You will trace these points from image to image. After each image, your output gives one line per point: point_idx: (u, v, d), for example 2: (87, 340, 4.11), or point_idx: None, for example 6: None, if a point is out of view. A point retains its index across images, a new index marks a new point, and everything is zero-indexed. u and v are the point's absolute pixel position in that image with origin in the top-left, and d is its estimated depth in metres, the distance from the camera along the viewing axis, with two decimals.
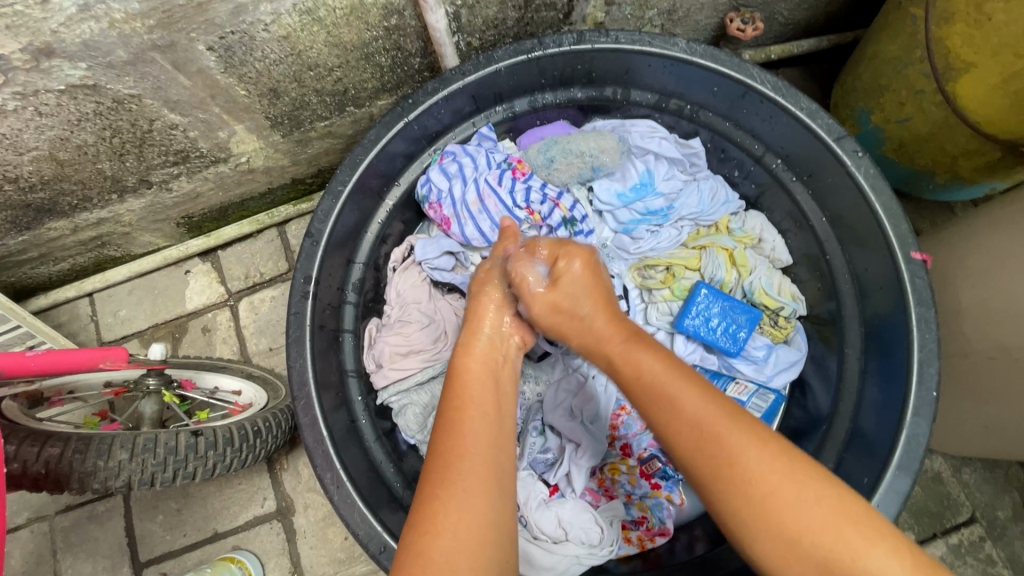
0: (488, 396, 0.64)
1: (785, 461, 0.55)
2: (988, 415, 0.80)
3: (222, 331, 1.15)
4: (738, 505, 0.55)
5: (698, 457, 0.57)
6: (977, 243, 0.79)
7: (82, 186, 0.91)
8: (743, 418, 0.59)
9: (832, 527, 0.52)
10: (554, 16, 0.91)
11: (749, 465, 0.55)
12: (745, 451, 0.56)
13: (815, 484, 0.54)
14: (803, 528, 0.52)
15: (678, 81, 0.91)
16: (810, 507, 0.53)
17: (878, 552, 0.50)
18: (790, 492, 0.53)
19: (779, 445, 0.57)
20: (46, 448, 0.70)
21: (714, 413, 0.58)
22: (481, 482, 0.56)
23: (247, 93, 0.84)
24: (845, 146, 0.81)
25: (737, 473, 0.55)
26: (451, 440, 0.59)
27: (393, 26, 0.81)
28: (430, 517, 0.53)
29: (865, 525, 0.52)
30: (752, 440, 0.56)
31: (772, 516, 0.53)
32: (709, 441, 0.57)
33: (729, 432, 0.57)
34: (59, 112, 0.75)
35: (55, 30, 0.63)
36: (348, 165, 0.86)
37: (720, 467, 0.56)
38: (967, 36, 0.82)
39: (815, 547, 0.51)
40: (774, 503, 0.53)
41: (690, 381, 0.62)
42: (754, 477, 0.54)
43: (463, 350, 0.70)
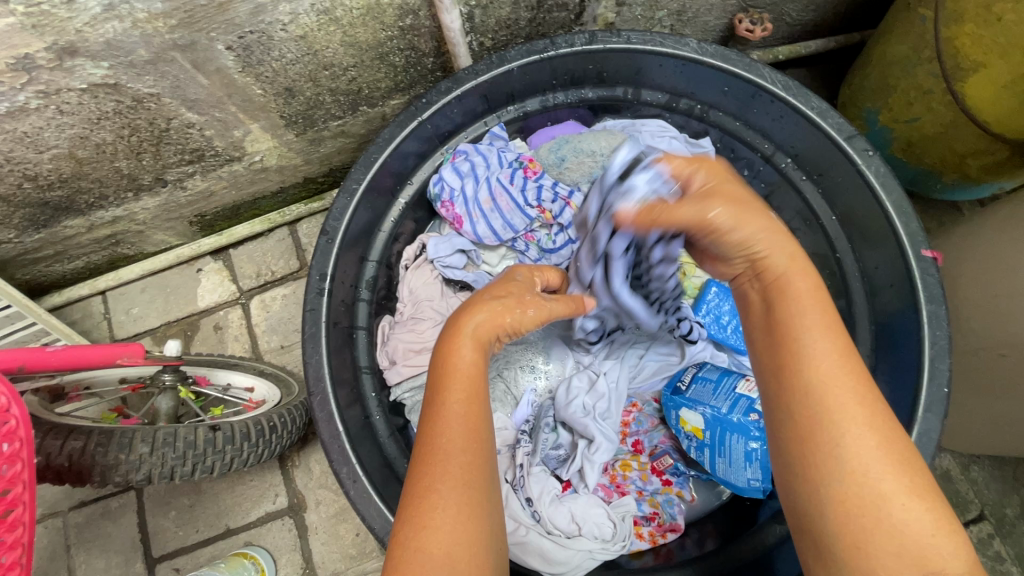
0: (477, 377, 0.58)
1: (895, 446, 0.51)
2: (998, 412, 0.81)
3: (234, 329, 1.16)
4: (836, 485, 0.50)
5: (811, 421, 0.52)
6: (987, 241, 0.80)
7: (99, 184, 0.92)
8: (870, 393, 0.53)
9: (920, 518, 0.48)
10: (566, 16, 0.92)
11: (863, 445, 0.50)
12: (854, 432, 0.50)
13: (913, 475, 0.50)
14: (896, 515, 0.48)
15: (689, 81, 0.92)
16: (904, 497, 0.48)
17: (951, 550, 0.47)
18: (889, 480, 0.49)
19: (892, 431, 0.51)
20: (69, 442, 0.71)
21: (842, 378, 0.52)
22: (472, 474, 0.51)
23: (263, 92, 0.85)
24: (855, 145, 0.82)
25: (854, 447, 0.50)
26: (439, 422, 0.54)
27: (408, 26, 0.82)
28: (424, 513, 0.49)
29: (946, 524, 0.48)
30: (865, 420, 0.51)
31: (871, 498, 0.48)
32: (823, 408, 0.52)
33: (849, 406, 0.51)
34: (79, 110, 0.76)
35: (80, 29, 0.64)
36: (363, 163, 0.87)
37: (833, 435, 0.50)
38: (977, 36, 0.83)
39: (901, 538, 0.47)
40: (877, 486, 0.49)
41: (827, 337, 0.55)
42: (864, 457, 0.49)
43: (454, 333, 0.61)
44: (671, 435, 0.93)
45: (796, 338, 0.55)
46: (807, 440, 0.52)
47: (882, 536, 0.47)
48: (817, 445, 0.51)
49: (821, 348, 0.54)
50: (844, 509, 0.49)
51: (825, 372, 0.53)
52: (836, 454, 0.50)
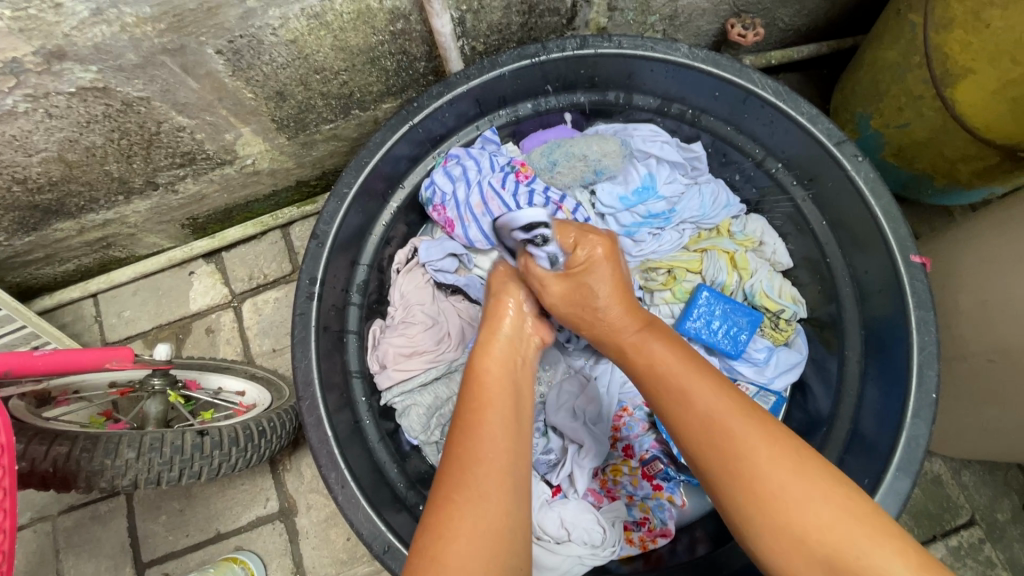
0: (504, 393, 0.62)
1: (809, 471, 0.55)
2: (986, 417, 0.81)
3: (226, 332, 1.15)
4: (760, 525, 0.55)
5: (722, 470, 0.57)
6: (975, 247, 0.80)
7: (89, 187, 0.92)
8: (771, 428, 0.58)
9: (851, 538, 0.52)
10: (557, 21, 0.92)
11: (768, 478, 0.55)
12: (766, 468, 0.55)
13: (835, 493, 0.54)
14: (817, 539, 0.52)
15: (680, 85, 0.92)
16: (824, 518, 0.53)
17: (892, 559, 0.50)
18: (809, 511, 0.53)
19: (805, 458, 0.56)
20: (55, 446, 0.70)
21: (740, 426, 0.58)
22: (501, 483, 0.54)
23: (254, 95, 0.85)
24: (845, 151, 0.82)
25: (757, 484, 0.55)
26: (471, 435, 0.57)
27: (399, 30, 0.82)
28: (444, 522, 0.51)
29: (884, 536, 0.51)
30: (770, 454, 0.56)
31: (788, 528, 0.53)
32: (730, 450, 0.57)
33: (753, 447, 0.57)
34: (68, 114, 0.76)
35: (68, 33, 0.64)
36: (354, 167, 0.87)
37: (741, 475, 0.56)
38: (966, 42, 0.83)
39: (833, 557, 0.51)
40: (791, 518, 0.53)
41: (722, 391, 0.61)
42: (771, 490, 0.54)
43: (482, 351, 0.67)
44: (662, 440, 0.92)
45: (693, 394, 0.61)
46: (719, 487, 0.58)
47: (811, 559, 0.52)
48: (730, 489, 0.57)
49: (717, 403, 0.60)
50: (775, 542, 0.54)
51: (721, 419, 0.59)
52: (746, 494, 0.56)
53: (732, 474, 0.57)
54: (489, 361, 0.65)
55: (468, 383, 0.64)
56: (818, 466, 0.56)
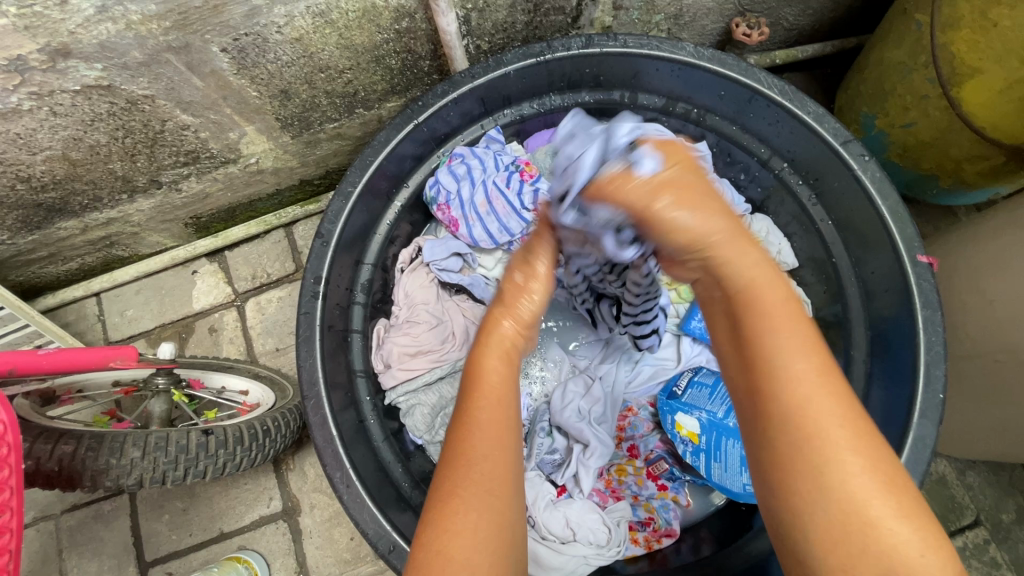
0: (505, 389, 0.56)
1: (885, 462, 0.43)
2: (993, 418, 0.81)
3: (229, 331, 1.15)
4: (821, 510, 0.43)
5: (780, 440, 0.45)
6: (983, 246, 0.80)
7: (93, 186, 0.91)
8: (854, 400, 0.45)
9: (916, 544, 0.41)
10: (562, 20, 0.92)
11: (842, 451, 0.43)
12: (840, 444, 0.43)
13: (907, 493, 0.43)
14: (881, 539, 0.41)
15: (685, 85, 0.92)
16: (894, 518, 0.42)
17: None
18: (874, 495, 0.42)
19: (881, 442, 0.45)
20: (60, 445, 0.70)
21: (823, 390, 0.45)
22: (500, 478, 0.51)
23: (258, 94, 0.84)
24: (852, 150, 0.82)
25: (829, 455, 0.43)
26: (468, 426, 0.53)
27: (404, 29, 0.81)
28: (446, 515, 0.49)
29: (945, 549, 0.42)
30: (852, 431, 0.43)
31: (855, 520, 0.42)
32: (801, 419, 0.44)
33: (826, 410, 0.44)
34: (73, 112, 0.76)
35: (73, 31, 0.64)
36: (358, 166, 0.86)
37: (809, 448, 0.43)
38: (973, 41, 0.83)
39: (893, 565, 0.41)
40: (860, 507, 0.42)
41: (801, 334, 0.47)
42: (846, 470, 0.42)
43: (482, 338, 0.61)
44: (667, 440, 0.93)
45: (767, 339, 0.47)
46: (774, 455, 0.45)
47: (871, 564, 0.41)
48: (796, 457, 0.44)
49: (796, 353, 0.46)
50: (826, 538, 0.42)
51: (802, 377, 0.45)
52: (818, 466, 0.43)
53: (792, 445, 0.44)
54: (488, 350, 0.59)
55: (466, 373, 0.58)
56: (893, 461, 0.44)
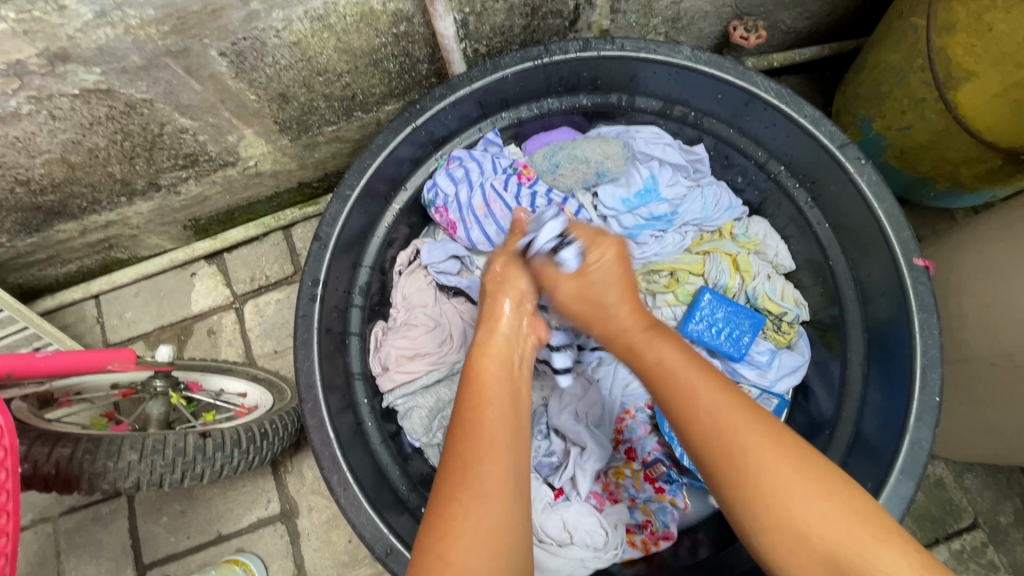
0: (506, 396, 0.61)
1: (809, 469, 0.55)
2: (989, 421, 0.81)
3: (228, 333, 1.15)
4: (764, 525, 0.54)
5: (725, 477, 0.56)
6: (978, 250, 0.80)
7: (92, 189, 0.92)
8: (768, 421, 0.58)
9: (850, 535, 0.51)
10: (560, 23, 0.92)
11: (774, 467, 0.54)
12: (770, 464, 0.55)
13: (837, 493, 0.53)
14: (819, 538, 0.51)
15: (682, 88, 0.92)
16: (832, 516, 0.52)
17: (891, 556, 0.50)
18: (808, 504, 0.53)
19: (803, 451, 0.56)
20: (57, 448, 0.70)
21: (741, 417, 0.57)
22: (501, 483, 0.54)
23: (257, 97, 0.85)
24: (848, 154, 0.82)
25: (767, 479, 0.54)
26: (472, 433, 0.57)
27: (402, 33, 0.82)
28: (449, 519, 0.51)
29: (881, 533, 0.51)
30: (775, 448, 0.55)
31: (791, 527, 0.53)
32: (730, 451, 0.56)
33: (750, 437, 0.56)
34: (72, 116, 0.76)
35: (72, 35, 0.64)
36: (356, 169, 0.87)
37: (746, 478, 0.55)
38: (969, 45, 0.83)
39: (835, 558, 0.51)
40: (794, 516, 0.53)
41: (714, 384, 0.60)
42: (784, 488, 0.53)
43: (481, 348, 0.66)
44: (664, 442, 0.93)
45: (690, 391, 0.60)
46: (727, 489, 0.56)
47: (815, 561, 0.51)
48: (741, 488, 0.55)
49: (717, 397, 0.59)
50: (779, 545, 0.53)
51: (724, 416, 0.58)
52: (758, 493, 0.54)
53: (736, 475, 0.56)
54: (487, 359, 0.65)
55: (466, 382, 0.63)
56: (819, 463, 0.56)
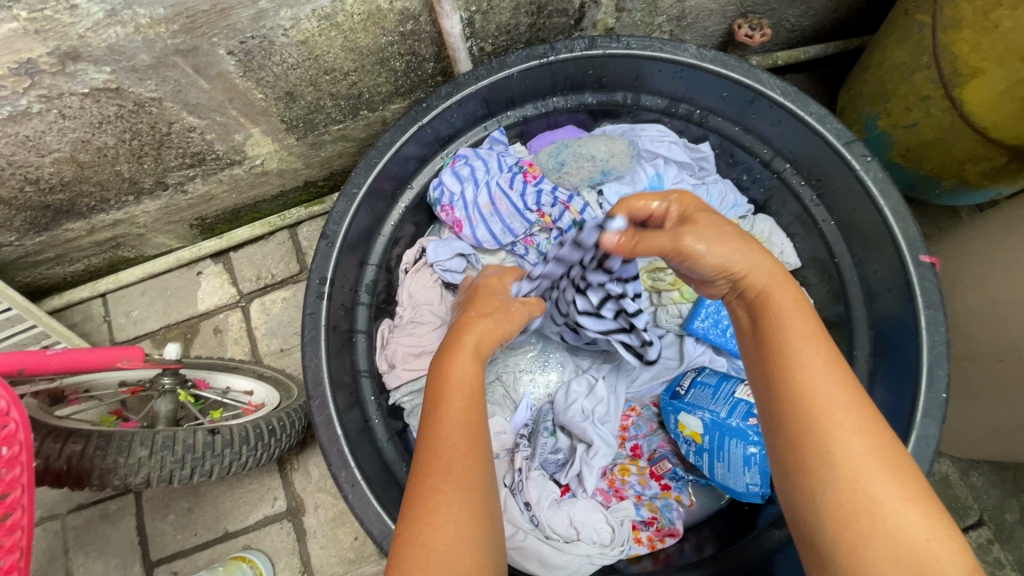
0: (474, 396, 0.60)
1: (890, 450, 0.49)
2: (996, 418, 0.81)
3: (234, 332, 1.16)
4: (836, 500, 0.48)
5: (804, 445, 0.50)
6: (985, 247, 0.80)
7: (100, 188, 0.92)
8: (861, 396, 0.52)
9: (922, 524, 0.46)
10: (566, 22, 0.93)
11: (861, 444, 0.49)
12: (854, 440, 0.49)
13: (911, 480, 0.48)
14: (892, 518, 0.46)
15: (688, 86, 0.92)
16: (902, 503, 0.47)
17: (949, 551, 0.45)
18: (883, 485, 0.47)
19: (887, 434, 0.51)
20: (68, 444, 0.71)
21: (831, 385, 0.52)
22: (476, 476, 0.52)
23: (264, 96, 0.85)
24: (854, 151, 0.82)
25: (844, 454, 0.49)
26: (446, 429, 0.55)
27: (408, 31, 0.82)
28: (431, 507, 0.49)
29: (943, 526, 0.46)
30: (858, 423, 0.50)
31: (864, 507, 0.47)
32: (814, 416, 0.51)
33: (841, 407, 0.51)
34: (81, 115, 0.76)
35: (83, 34, 0.65)
36: (363, 167, 0.87)
37: (827, 448, 0.49)
38: (975, 42, 0.83)
39: (903, 547, 0.45)
40: (874, 494, 0.47)
41: (818, 345, 0.54)
42: (863, 463, 0.48)
43: (452, 355, 0.65)
44: (670, 440, 0.93)
45: (785, 351, 0.54)
46: (796, 461, 0.51)
47: (886, 549, 0.46)
48: (818, 457, 0.49)
49: (813, 358, 0.53)
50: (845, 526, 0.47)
51: (818, 383, 0.52)
52: (839, 464, 0.49)
53: (811, 446, 0.50)
54: (458, 364, 0.64)
55: (435, 384, 0.62)
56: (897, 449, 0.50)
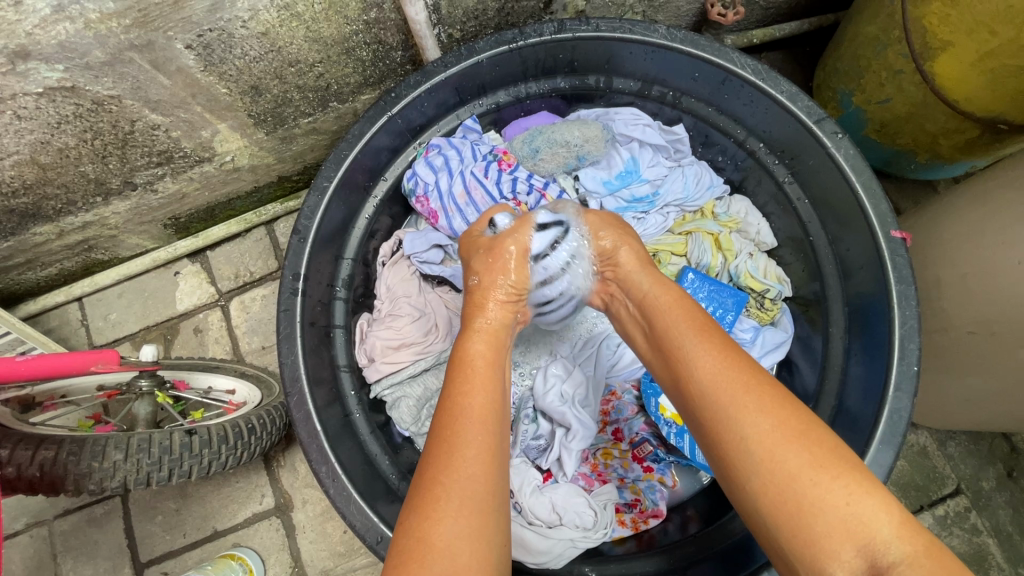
0: (491, 375, 0.61)
1: (795, 424, 0.52)
2: (969, 389, 0.82)
3: (214, 332, 1.15)
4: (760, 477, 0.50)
5: (710, 436, 0.55)
6: (955, 220, 0.80)
7: (65, 190, 0.90)
8: (750, 369, 0.56)
9: (843, 488, 0.48)
10: (535, 5, 0.91)
11: (773, 432, 0.51)
12: (757, 419, 0.52)
13: (816, 440, 0.51)
14: (814, 492, 0.48)
15: (660, 67, 0.91)
16: (806, 474, 0.49)
17: (863, 503, 0.47)
18: (798, 458, 0.50)
19: (787, 409, 0.53)
20: (40, 451, 0.69)
21: (720, 371, 0.56)
22: (481, 447, 0.53)
23: (229, 91, 0.83)
24: (825, 128, 0.82)
25: (740, 414, 0.53)
26: (456, 418, 0.55)
27: (373, 19, 0.80)
28: (428, 503, 0.49)
29: (866, 489, 0.48)
30: (759, 406, 0.53)
31: (788, 479, 0.49)
32: (721, 407, 0.54)
33: (731, 396, 0.54)
34: (38, 115, 0.75)
35: (30, 31, 0.63)
36: (333, 160, 0.86)
37: (730, 438, 0.53)
38: (944, 15, 0.83)
39: (831, 518, 0.47)
40: (791, 470, 0.49)
41: (703, 339, 0.60)
42: (768, 437, 0.51)
43: (468, 333, 0.66)
44: (651, 422, 0.94)
45: (681, 356, 0.60)
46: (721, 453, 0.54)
47: (813, 516, 0.48)
48: (731, 449, 0.53)
49: (707, 351, 0.58)
50: (770, 501, 0.50)
51: (709, 378, 0.56)
52: (739, 463, 0.52)
53: (720, 437, 0.54)
54: (474, 340, 0.65)
55: (456, 366, 0.62)
56: (797, 409, 0.53)
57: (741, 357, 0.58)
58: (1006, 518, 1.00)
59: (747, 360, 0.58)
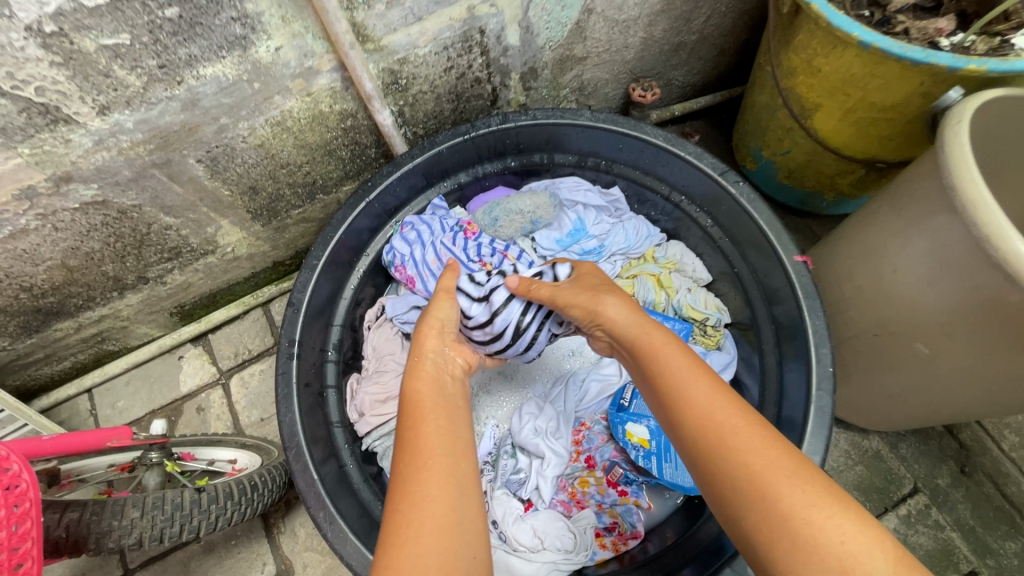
0: (444, 414, 0.66)
1: (786, 462, 0.54)
2: (889, 385, 0.93)
3: (216, 408, 1.24)
4: (752, 517, 0.53)
5: (706, 474, 0.58)
6: (845, 242, 0.95)
7: (87, 288, 1.04)
8: (740, 409, 0.60)
9: (837, 527, 0.49)
10: (483, 103, 1.11)
11: (765, 469, 0.54)
12: (747, 457, 0.55)
13: (807, 478, 0.53)
14: (809, 526, 0.49)
15: (592, 143, 1.10)
16: (800, 508, 0.51)
17: (852, 536, 0.48)
18: (792, 494, 0.52)
19: (779, 450, 0.56)
20: (66, 514, 0.77)
21: (715, 413, 0.60)
22: (442, 478, 0.58)
23: (231, 192, 0.99)
24: (729, 178, 0.99)
25: (726, 450, 0.57)
26: (415, 454, 0.60)
27: (349, 127, 0.99)
28: (395, 539, 0.53)
29: (856, 524, 0.49)
30: (748, 445, 0.56)
31: (779, 517, 0.51)
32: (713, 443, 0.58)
33: (722, 436, 0.58)
34: (72, 226, 0.90)
35: (74, 161, 0.79)
36: (321, 242, 1.00)
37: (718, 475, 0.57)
38: (808, 84, 1.02)
39: (825, 554, 0.48)
40: (784, 506, 0.51)
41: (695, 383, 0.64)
42: (759, 474, 0.54)
43: (412, 378, 0.71)
44: (621, 449, 1.01)
45: (675, 399, 0.64)
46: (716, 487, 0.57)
47: (806, 555, 0.49)
48: (722, 487, 0.56)
49: (694, 393, 0.63)
50: (762, 534, 0.52)
51: (701, 417, 0.60)
52: (732, 498, 0.55)
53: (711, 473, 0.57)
54: (420, 383, 0.70)
55: (406, 407, 0.67)
56: (786, 450, 0.56)
57: (734, 399, 0.62)
58: (967, 512, 1.07)
59: (742, 404, 0.61)
